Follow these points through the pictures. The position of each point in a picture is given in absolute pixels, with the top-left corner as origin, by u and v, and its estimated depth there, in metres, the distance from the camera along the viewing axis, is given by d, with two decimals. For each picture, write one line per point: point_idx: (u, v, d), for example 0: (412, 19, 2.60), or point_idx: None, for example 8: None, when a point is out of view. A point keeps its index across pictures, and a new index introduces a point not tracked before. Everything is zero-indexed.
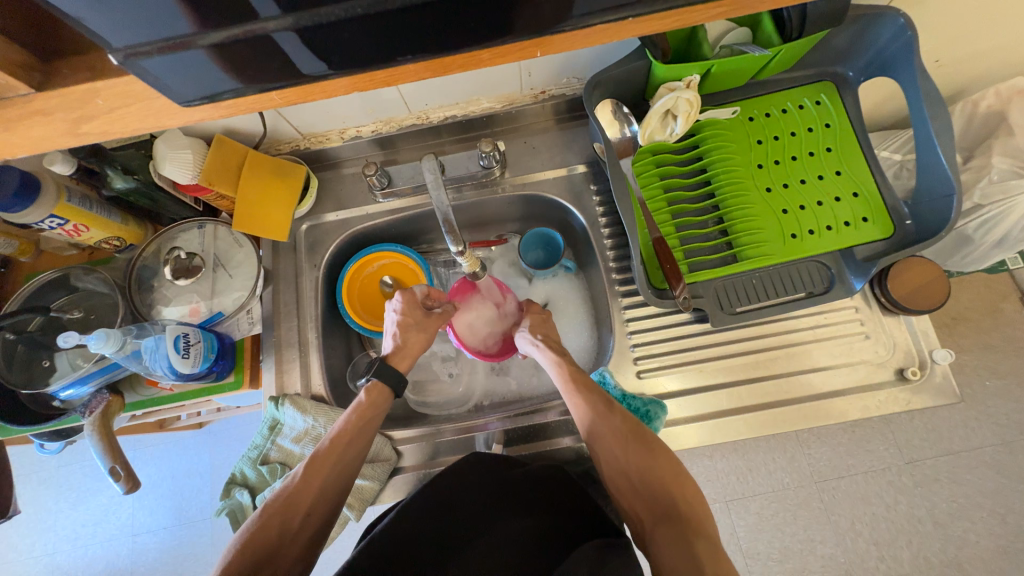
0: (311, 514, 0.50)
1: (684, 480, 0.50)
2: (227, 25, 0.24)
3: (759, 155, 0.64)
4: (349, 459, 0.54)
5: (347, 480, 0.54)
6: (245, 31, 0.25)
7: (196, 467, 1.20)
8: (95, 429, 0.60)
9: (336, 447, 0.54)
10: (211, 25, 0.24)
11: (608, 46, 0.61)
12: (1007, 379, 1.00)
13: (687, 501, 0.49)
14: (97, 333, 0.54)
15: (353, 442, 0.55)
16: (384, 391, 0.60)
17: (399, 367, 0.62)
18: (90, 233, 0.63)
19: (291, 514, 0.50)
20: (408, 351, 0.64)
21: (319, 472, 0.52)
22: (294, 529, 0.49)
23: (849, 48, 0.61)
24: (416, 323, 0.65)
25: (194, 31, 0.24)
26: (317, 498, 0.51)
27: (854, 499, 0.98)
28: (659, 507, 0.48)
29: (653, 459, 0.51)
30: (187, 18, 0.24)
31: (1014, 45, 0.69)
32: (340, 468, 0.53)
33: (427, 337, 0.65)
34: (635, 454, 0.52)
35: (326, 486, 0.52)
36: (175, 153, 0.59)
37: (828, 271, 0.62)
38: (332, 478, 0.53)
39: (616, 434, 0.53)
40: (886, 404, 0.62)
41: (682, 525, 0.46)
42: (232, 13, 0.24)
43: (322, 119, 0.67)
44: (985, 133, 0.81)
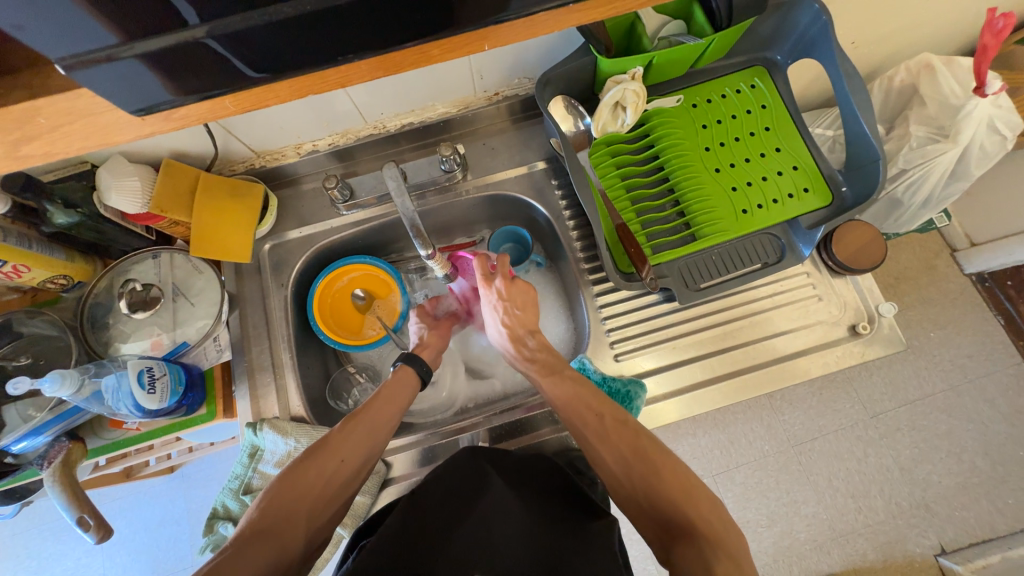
0: (346, 462, 0.52)
1: (693, 489, 0.49)
2: (157, 33, 0.24)
3: (705, 139, 0.68)
4: (385, 419, 0.57)
5: (381, 441, 0.56)
6: (181, 39, 0.25)
7: (172, 514, 1.13)
8: (56, 480, 0.56)
9: (373, 407, 0.56)
10: (148, 32, 0.24)
11: (554, 44, 0.63)
12: (947, 329, 1.09)
13: (698, 512, 0.47)
14: (51, 376, 0.50)
15: (389, 403, 0.58)
16: (412, 376, 0.63)
17: (423, 358, 0.65)
18: (32, 273, 0.59)
19: (329, 460, 0.51)
20: (429, 345, 0.68)
21: (358, 426, 0.55)
22: (330, 471, 0.51)
23: (774, 33, 0.66)
24: (431, 323, 0.70)
25: (120, 41, 0.24)
26: (353, 448, 0.53)
27: (828, 457, 1.03)
28: (670, 524, 0.47)
29: (658, 477, 0.49)
30: (130, 20, 0.23)
31: (917, 24, 0.76)
32: (375, 426, 0.56)
33: (442, 334, 0.70)
34: (638, 474, 0.50)
35: (364, 439, 0.54)
36: (120, 182, 0.56)
37: (779, 241, 0.66)
38: (370, 434, 0.55)
39: (617, 456, 0.52)
40: (843, 359, 0.66)
41: (698, 540, 0.44)
42: (169, 17, 0.24)
43: (275, 135, 0.66)
44: (902, 105, 0.89)
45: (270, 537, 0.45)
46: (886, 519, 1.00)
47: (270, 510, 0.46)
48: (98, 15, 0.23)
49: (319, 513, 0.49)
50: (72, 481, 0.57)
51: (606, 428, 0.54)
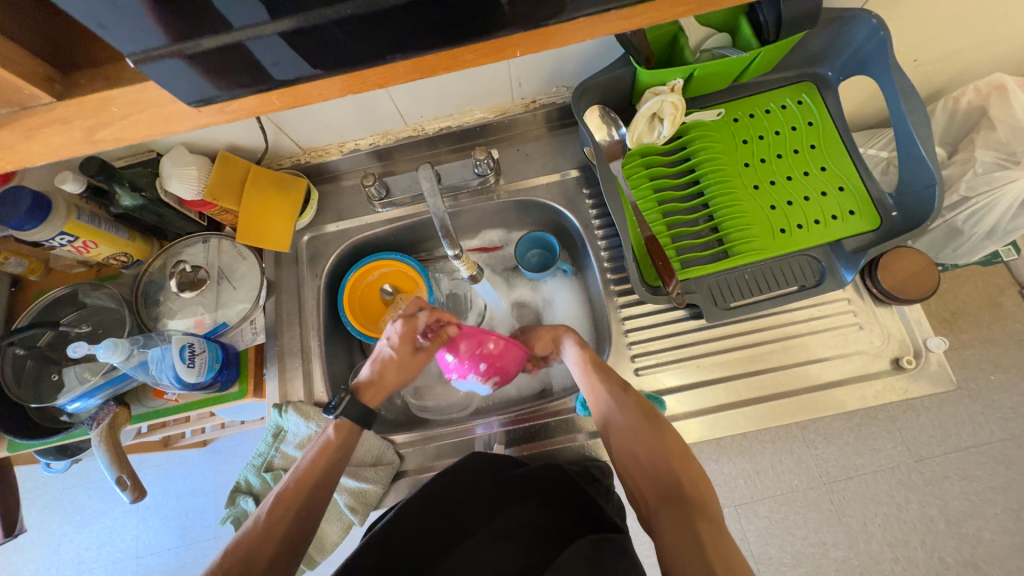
0: (282, 543, 0.49)
1: (690, 463, 0.50)
2: (210, 32, 0.27)
3: (745, 154, 0.66)
4: (323, 486, 0.54)
5: (318, 508, 0.53)
6: (220, 41, 0.27)
7: (201, 486, 1.20)
8: (102, 441, 0.61)
9: (306, 474, 0.54)
10: (212, 31, 0.27)
11: (594, 54, 0.64)
12: (1011, 372, 1.00)
13: (691, 483, 0.48)
14: (106, 343, 0.55)
15: (316, 479, 0.54)
16: (348, 426, 0.58)
17: (365, 400, 0.61)
18: (99, 249, 0.64)
19: (248, 567, 0.47)
20: (379, 384, 0.62)
21: (290, 500, 0.52)
22: (264, 559, 0.48)
23: (826, 49, 0.63)
24: (400, 357, 0.62)
25: (167, 42, 0.26)
26: (288, 525, 0.50)
27: (865, 500, 0.96)
28: (660, 487, 0.48)
29: (660, 438, 0.51)
30: (200, 21, 0.26)
31: (987, 44, 0.71)
32: (303, 509, 0.52)
33: (401, 376, 0.63)
34: (642, 434, 0.51)
35: (299, 512, 0.51)
36: (180, 170, 0.61)
37: (819, 264, 0.63)
38: (305, 504, 0.52)
39: (629, 421, 0.53)
40: (883, 393, 0.62)
41: (685, 504, 0.46)
42: (230, 19, 0.26)
43: (321, 132, 0.69)
44: (967, 128, 0.83)
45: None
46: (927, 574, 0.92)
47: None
48: (154, 12, 0.25)
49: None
50: (115, 442, 0.62)
51: (624, 397, 0.54)
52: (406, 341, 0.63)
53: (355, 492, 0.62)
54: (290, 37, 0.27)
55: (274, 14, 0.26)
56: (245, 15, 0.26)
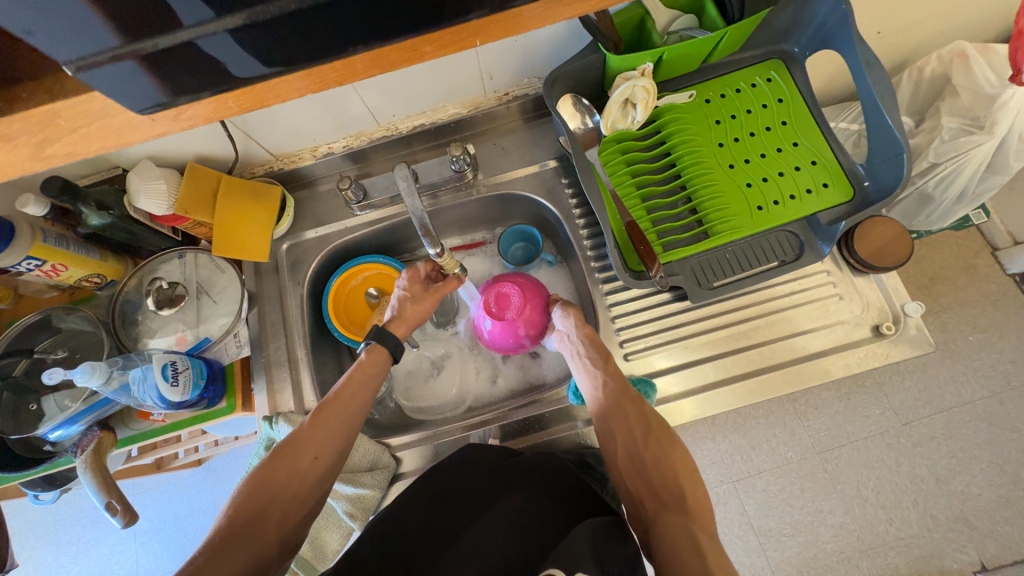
0: (315, 459, 0.51)
1: (693, 472, 0.51)
2: (153, 31, 0.25)
3: (719, 134, 0.67)
4: (357, 411, 0.55)
5: (353, 431, 0.55)
6: (178, 39, 0.26)
7: (199, 506, 1.18)
8: (89, 467, 0.60)
9: (341, 396, 0.55)
10: (137, 36, 0.25)
11: (562, 42, 0.63)
12: (988, 332, 1.03)
13: (692, 494, 0.49)
14: (82, 367, 0.54)
15: (357, 394, 0.56)
16: (383, 353, 0.60)
17: (396, 334, 0.62)
18: (69, 271, 0.62)
19: (297, 461, 0.50)
20: (404, 318, 0.63)
21: (326, 421, 0.53)
22: (301, 472, 0.50)
23: (791, 25, 0.64)
24: (416, 295, 0.64)
25: (121, 42, 0.25)
26: (324, 442, 0.52)
27: (857, 466, 0.99)
28: (661, 493, 0.49)
29: (668, 447, 0.52)
30: (138, 24, 0.25)
31: (947, 12, 0.72)
32: (347, 419, 0.54)
33: (424, 308, 0.64)
34: (651, 440, 0.52)
35: (333, 432, 0.53)
36: (148, 185, 0.59)
37: (797, 239, 0.64)
38: (334, 431, 0.53)
39: (636, 422, 0.53)
40: (865, 360, 0.64)
41: (687, 514, 0.47)
42: (160, 21, 0.25)
43: (292, 137, 0.68)
44: (933, 96, 0.85)
45: (252, 538, 0.46)
46: (920, 532, 0.95)
47: (244, 518, 0.47)
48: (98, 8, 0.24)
49: (296, 511, 0.49)
50: (101, 467, 0.60)
51: (633, 400, 0.55)
52: (415, 281, 0.66)
53: (353, 498, 0.62)
54: (232, 37, 0.27)
55: (215, 13, 0.25)
56: (182, 14, 0.25)
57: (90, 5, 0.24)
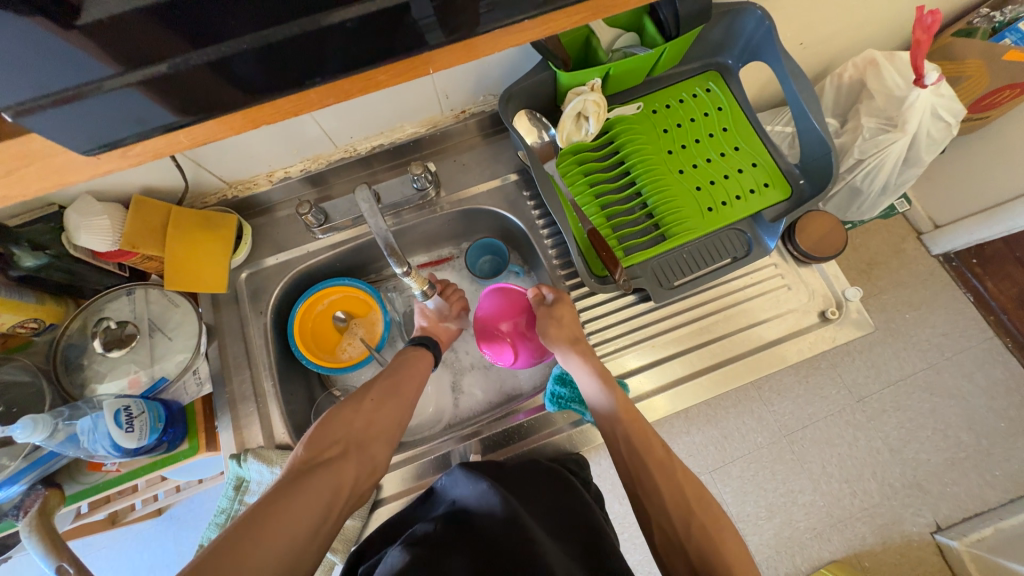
0: (366, 421, 0.58)
1: (741, 558, 0.48)
2: (143, 65, 0.25)
3: (667, 142, 0.71)
4: (409, 389, 0.63)
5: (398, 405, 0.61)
6: (163, 70, 0.26)
7: (160, 560, 1.09)
8: (33, 529, 0.54)
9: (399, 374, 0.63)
10: (128, 68, 0.25)
11: (514, 61, 0.65)
12: (920, 309, 1.13)
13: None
14: (23, 422, 0.50)
15: (413, 377, 0.64)
16: (427, 356, 0.67)
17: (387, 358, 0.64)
18: (1, 318, 0.57)
19: (363, 412, 0.58)
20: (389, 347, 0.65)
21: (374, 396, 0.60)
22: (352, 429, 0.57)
23: (723, 40, 0.69)
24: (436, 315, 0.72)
25: (65, 85, 0.25)
26: (373, 410, 0.59)
27: (820, 444, 1.05)
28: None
29: (716, 532, 0.49)
30: (77, 67, 0.24)
31: (856, 24, 0.80)
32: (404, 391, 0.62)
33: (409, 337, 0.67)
34: (697, 526, 0.50)
35: (393, 395, 0.61)
36: (89, 221, 0.56)
37: (745, 235, 0.68)
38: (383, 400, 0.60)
39: (675, 501, 0.51)
40: (816, 344, 0.68)
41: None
42: (141, 54, 0.25)
43: (246, 163, 0.66)
44: (852, 99, 0.93)
45: (311, 488, 0.49)
46: (881, 501, 1.02)
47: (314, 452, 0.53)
48: (89, 48, 0.24)
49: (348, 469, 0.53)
50: (48, 526, 0.55)
51: (670, 475, 0.53)
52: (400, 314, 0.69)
53: None
54: (187, 76, 0.27)
55: (165, 54, 0.25)
56: (127, 55, 0.25)
57: (82, 45, 0.24)
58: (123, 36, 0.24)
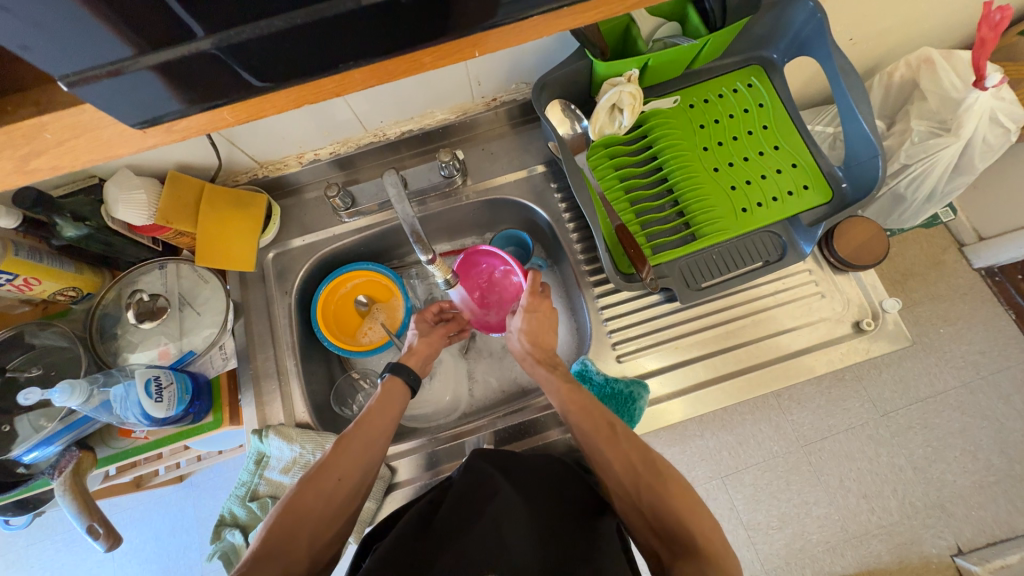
0: (346, 479, 0.52)
1: (696, 507, 0.50)
2: (170, 44, 0.25)
3: (703, 138, 0.68)
4: (376, 439, 0.55)
5: (378, 452, 0.55)
6: (187, 51, 0.26)
7: (180, 523, 1.14)
8: (67, 488, 0.57)
9: (365, 424, 0.55)
10: (148, 48, 0.25)
11: (550, 48, 0.64)
12: (957, 325, 1.08)
13: (702, 532, 0.48)
14: (61, 386, 0.52)
15: (380, 421, 0.56)
16: (399, 386, 0.60)
17: (409, 365, 0.63)
18: (42, 285, 0.60)
19: (325, 482, 0.51)
20: (417, 352, 0.66)
21: (352, 444, 0.54)
22: (327, 492, 0.51)
23: (770, 33, 0.66)
24: (425, 331, 0.68)
25: (121, 56, 0.25)
26: (352, 465, 0.52)
27: (840, 457, 1.02)
28: (673, 541, 0.48)
29: (665, 490, 0.51)
30: (129, 40, 0.24)
31: (914, 19, 0.76)
32: (371, 442, 0.55)
33: (433, 341, 0.67)
34: (644, 488, 0.52)
35: (358, 455, 0.53)
36: (127, 195, 0.57)
37: (780, 239, 0.66)
38: (363, 451, 0.54)
39: (620, 462, 0.53)
40: (847, 355, 0.66)
41: (702, 560, 0.45)
42: (168, 35, 0.25)
43: (278, 144, 0.67)
44: (902, 100, 0.88)
45: None
46: (900, 520, 0.99)
47: (271, 544, 0.46)
48: (112, 23, 0.23)
49: (325, 532, 0.50)
50: (82, 489, 0.58)
51: (616, 440, 0.55)
52: (424, 320, 0.69)
53: None
54: (224, 54, 0.26)
55: (211, 28, 0.25)
56: (177, 30, 0.25)
57: (113, 20, 0.23)
58: (158, 13, 0.24)
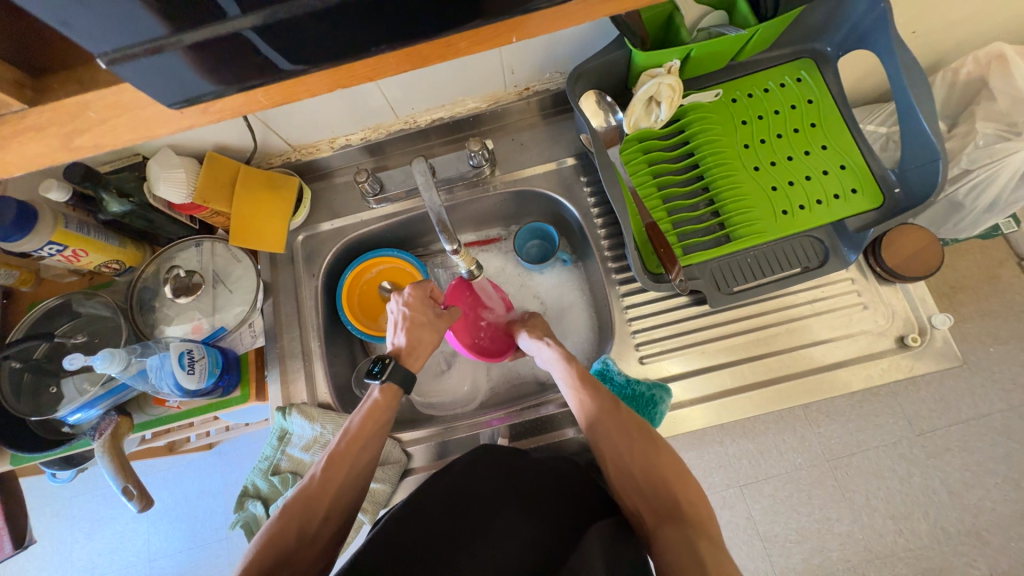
0: (331, 512, 0.51)
1: (685, 479, 0.52)
2: (205, 25, 0.25)
3: (745, 135, 0.65)
4: (362, 462, 0.55)
5: (362, 480, 0.55)
6: (221, 31, 0.26)
7: (208, 488, 1.20)
8: (106, 451, 0.61)
9: (352, 448, 0.55)
10: (181, 27, 0.25)
11: (588, 37, 0.62)
12: (1010, 344, 1.00)
13: (688, 502, 0.50)
14: (102, 353, 0.55)
15: (368, 442, 0.56)
16: (394, 393, 0.60)
17: (407, 365, 0.62)
18: (89, 257, 0.63)
19: (310, 514, 0.50)
20: (418, 350, 0.63)
21: (336, 470, 0.53)
22: (313, 525, 0.50)
23: (825, 24, 0.61)
24: (429, 322, 0.64)
25: (160, 36, 0.25)
26: (334, 496, 0.52)
27: (868, 475, 0.97)
28: (659, 507, 0.50)
29: (656, 459, 0.53)
30: (167, 18, 0.24)
31: (989, 10, 0.69)
32: (359, 467, 0.54)
33: (436, 336, 0.64)
34: (641, 456, 0.53)
35: (343, 483, 0.53)
36: (168, 173, 0.59)
37: (822, 245, 0.62)
38: (348, 482, 0.53)
39: (619, 429, 0.54)
40: (888, 371, 0.62)
41: (685, 522, 0.48)
42: (200, 13, 0.24)
43: (311, 128, 0.68)
44: (967, 100, 0.82)
45: None
46: (930, 545, 0.94)
47: None
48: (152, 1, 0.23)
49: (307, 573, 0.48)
50: (119, 453, 0.61)
51: (618, 411, 0.56)
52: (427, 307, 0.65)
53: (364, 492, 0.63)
54: (257, 36, 0.26)
55: (247, 8, 0.25)
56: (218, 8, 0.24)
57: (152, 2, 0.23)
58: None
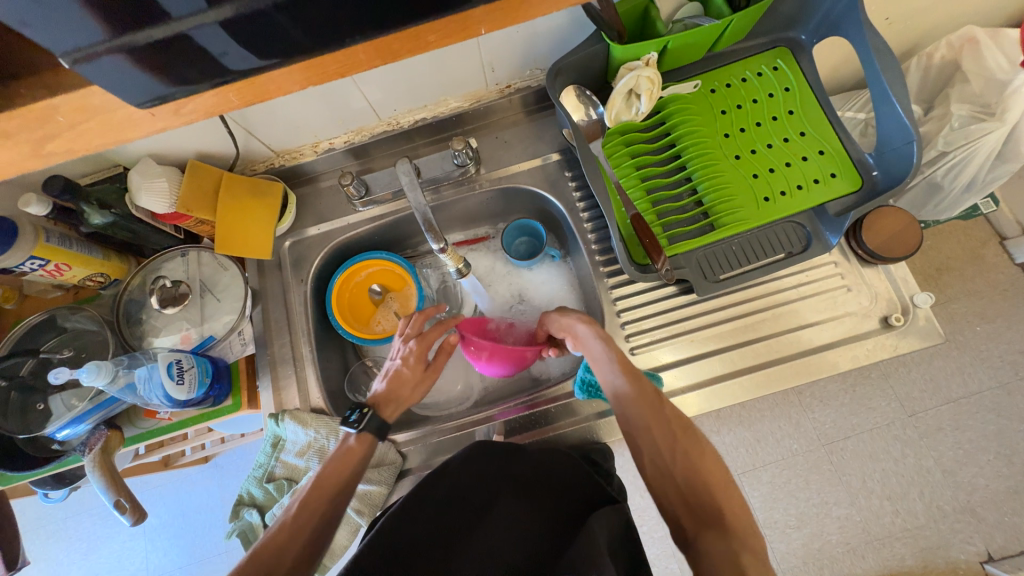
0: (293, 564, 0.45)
1: (729, 485, 0.47)
2: (168, 22, 0.25)
3: (725, 125, 0.66)
4: (331, 505, 0.49)
5: (330, 524, 0.48)
6: (191, 25, 0.25)
7: (205, 502, 1.19)
8: (96, 465, 0.60)
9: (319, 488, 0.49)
10: (152, 22, 0.25)
11: (566, 32, 0.62)
12: (996, 323, 1.02)
13: (730, 508, 0.45)
14: (88, 366, 0.54)
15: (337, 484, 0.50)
16: (367, 441, 0.53)
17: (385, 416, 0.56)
18: (72, 271, 0.62)
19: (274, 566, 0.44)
20: (398, 399, 0.58)
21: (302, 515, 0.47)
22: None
23: (798, 12, 0.62)
24: (414, 379, 0.59)
25: (123, 35, 0.25)
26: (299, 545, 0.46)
27: (863, 457, 0.98)
28: (698, 510, 0.45)
29: (700, 461, 0.48)
30: (129, 16, 0.24)
31: None
32: (327, 512, 0.48)
33: (420, 389, 0.59)
34: (683, 455, 0.48)
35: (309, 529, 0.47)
36: (149, 182, 0.59)
37: (804, 230, 0.63)
38: (325, 513, 0.48)
39: (657, 422, 0.50)
40: (874, 351, 0.63)
41: (730, 533, 0.43)
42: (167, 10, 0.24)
43: (293, 133, 0.68)
44: (941, 83, 0.83)
45: None
46: (927, 524, 0.95)
47: None
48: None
49: None
50: (110, 465, 0.61)
51: (658, 404, 0.51)
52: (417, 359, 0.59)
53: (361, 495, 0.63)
54: (221, 31, 0.26)
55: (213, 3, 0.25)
56: (181, 5, 0.24)
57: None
58: None
